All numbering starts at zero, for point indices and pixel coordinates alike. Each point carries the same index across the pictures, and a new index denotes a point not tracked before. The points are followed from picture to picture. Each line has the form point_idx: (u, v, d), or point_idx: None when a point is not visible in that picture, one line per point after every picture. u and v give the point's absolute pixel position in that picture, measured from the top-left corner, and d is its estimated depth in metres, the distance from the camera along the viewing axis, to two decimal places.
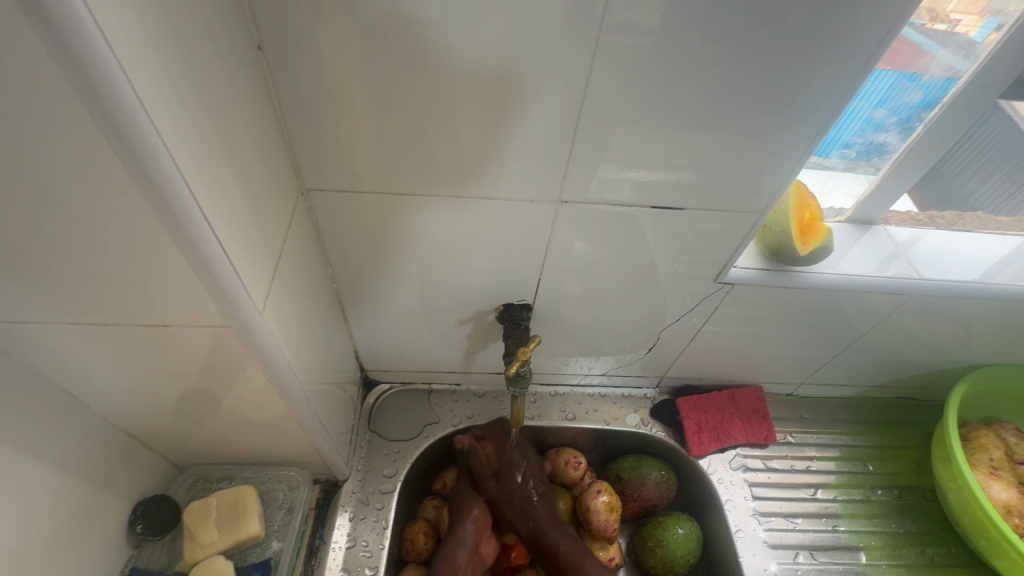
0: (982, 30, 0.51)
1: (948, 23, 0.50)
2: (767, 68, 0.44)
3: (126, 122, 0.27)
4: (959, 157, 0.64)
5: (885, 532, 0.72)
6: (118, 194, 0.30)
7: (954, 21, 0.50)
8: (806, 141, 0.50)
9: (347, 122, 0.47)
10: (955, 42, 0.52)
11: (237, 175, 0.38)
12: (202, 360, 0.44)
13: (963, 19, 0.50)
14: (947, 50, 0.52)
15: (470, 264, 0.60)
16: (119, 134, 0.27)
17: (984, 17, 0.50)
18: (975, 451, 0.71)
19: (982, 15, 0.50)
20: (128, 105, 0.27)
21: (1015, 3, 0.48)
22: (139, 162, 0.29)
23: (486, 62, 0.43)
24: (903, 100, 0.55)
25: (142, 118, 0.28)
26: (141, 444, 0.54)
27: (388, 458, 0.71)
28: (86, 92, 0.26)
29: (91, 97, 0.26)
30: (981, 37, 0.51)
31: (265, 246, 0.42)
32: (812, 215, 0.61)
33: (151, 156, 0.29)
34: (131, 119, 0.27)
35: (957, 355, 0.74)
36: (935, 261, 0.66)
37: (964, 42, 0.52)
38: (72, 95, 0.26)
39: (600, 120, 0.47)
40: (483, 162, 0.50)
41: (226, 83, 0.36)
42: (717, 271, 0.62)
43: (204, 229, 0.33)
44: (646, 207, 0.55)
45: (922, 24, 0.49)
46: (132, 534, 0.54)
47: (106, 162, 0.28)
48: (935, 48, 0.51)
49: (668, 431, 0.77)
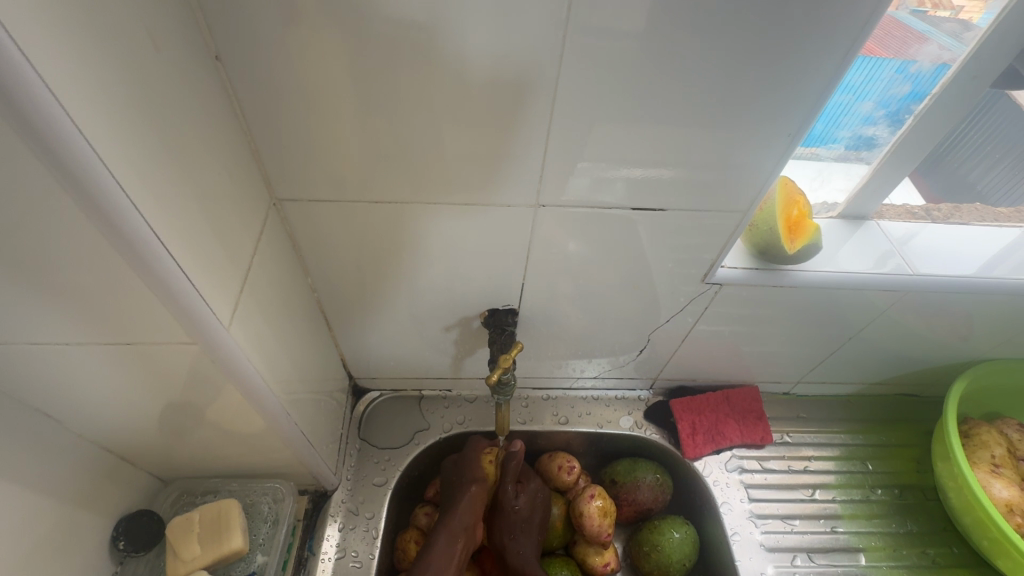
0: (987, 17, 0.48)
1: (950, 10, 0.49)
2: (741, 63, 0.43)
3: (57, 143, 0.26)
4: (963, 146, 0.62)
5: (886, 533, 0.71)
6: (59, 216, 0.29)
7: (956, 8, 0.48)
8: (788, 138, 0.49)
9: (315, 130, 0.46)
10: (945, 25, 0.49)
11: (196, 189, 0.37)
12: (174, 376, 0.43)
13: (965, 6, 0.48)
14: (938, 35, 0.50)
15: (453, 271, 0.59)
16: (52, 154, 0.26)
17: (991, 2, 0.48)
18: (977, 448, 0.70)
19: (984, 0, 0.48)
20: (58, 124, 0.26)
21: None
22: (78, 182, 0.28)
23: (448, 66, 0.42)
24: (892, 92, 0.53)
25: (76, 138, 0.27)
26: (121, 460, 0.53)
27: (378, 467, 0.70)
28: (10, 112, 0.25)
29: (16, 118, 0.25)
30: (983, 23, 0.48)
31: (232, 260, 0.41)
32: (801, 212, 0.59)
33: (89, 176, 0.28)
34: (64, 138, 0.26)
35: (956, 350, 0.73)
36: (931, 255, 0.64)
37: (954, 26, 0.50)
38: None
39: (574, 121, 0.46)
40: (457, 167, 0.49)
41: (177, 94, 0.35)
42: (705, 271, 0.61)
43: (157, 246, 0.33)
44: (628, 208, 0.54)
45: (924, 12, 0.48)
46: (116, 551, 0.54)
47: (44, 183, 0.28)
48: (928, 34, 0.50)
49: (662, 433, 0.76)
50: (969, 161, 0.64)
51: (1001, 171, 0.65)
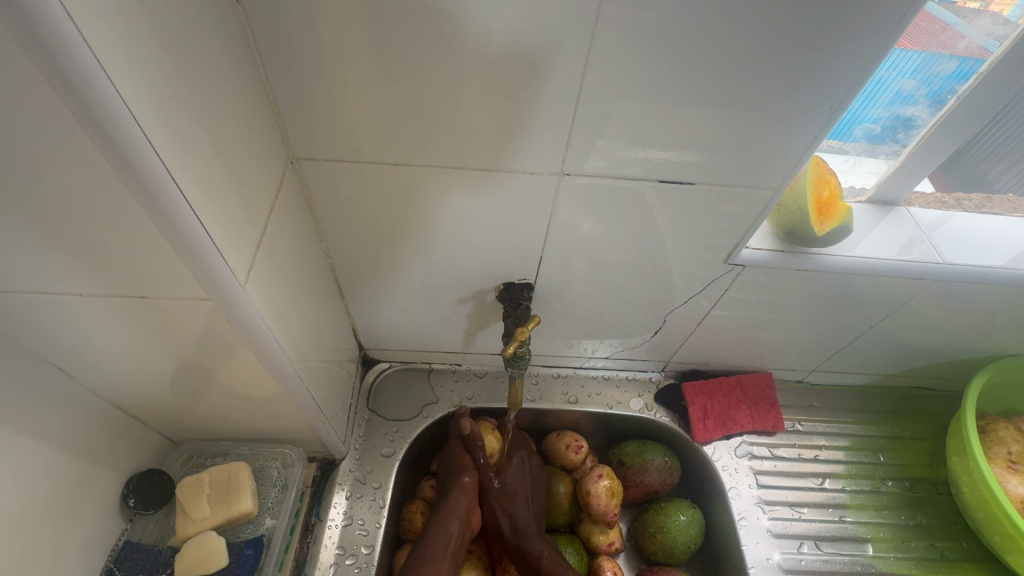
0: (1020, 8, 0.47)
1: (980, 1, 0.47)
2: (785, 32, 0.40)
3: (75, 80, 0.25)
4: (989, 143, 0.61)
5: (894, 525, 0.71)
6: (79, 160, 0.28)
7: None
8: (828, 110, 0.46)
9: (335, 87, 0.44)
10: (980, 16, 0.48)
11: (216, 143, 0.36)
12: (186, 334, 0.42)
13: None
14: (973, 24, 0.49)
15: (470, 242, 0.58)
16: (71, 88, 0.25)
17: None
18: (993, 444, 0.69)
19: None
20: (77, 61, 0.25)
21: None
22: (98, 125, 0.27)
23: (476, 21, 0.40)
24: (937, 70, 0.51)
25: (95, 73, 0.25)
26: (132, 418, 0.53)
27: (386, 438, 0.70)
28: (28, 37, 0.23)
29: (35, 44, 0.24)
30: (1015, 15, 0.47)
31: (249, 219, 0.40)
32: (832, 193, 0.57)
33: (108, 118, 0.27)
34: (85, 76, 0.25)
35: (978, 344, 0.71)
36: (960, 245, 0.62)
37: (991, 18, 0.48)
38: (9, 38, 0.23)
39: (605, 88, 0.44)
40: (479, 134, 0.47)
41: (197, 39, 0.34)
42: (728, 252, 0.59)
43: (175, 194, 0.31)
44: (655, 181, 0.52)
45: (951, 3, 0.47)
46: (126, 508, 0.54)
47: (61, 123, 0.27)
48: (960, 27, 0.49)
49: (672, 416, 0.75)
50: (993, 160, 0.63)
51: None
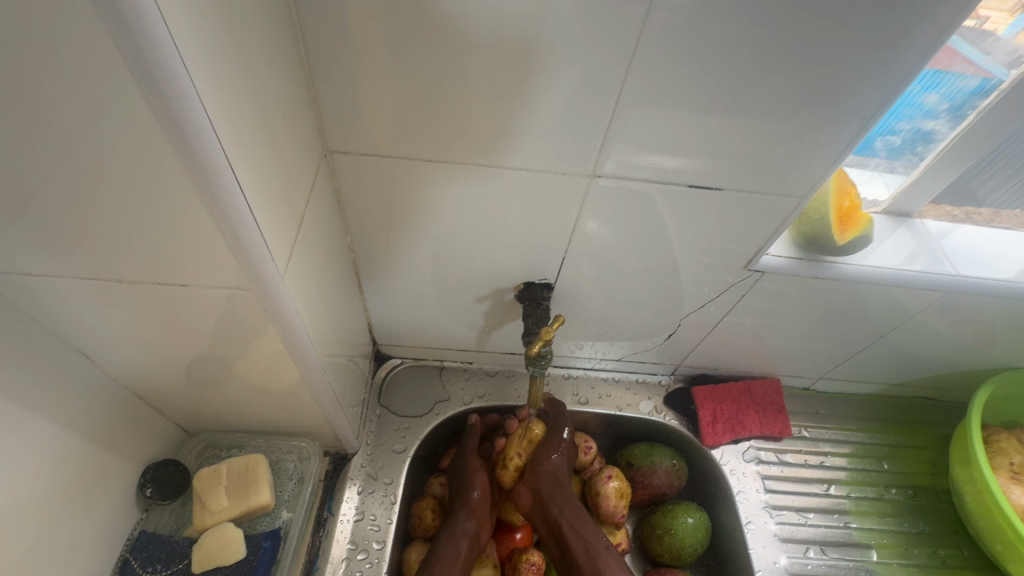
0: (1010, 28, 0.49)
1: (978, 20, 0.48)
2: (825, 44, 0.41)
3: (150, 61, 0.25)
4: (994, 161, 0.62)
5: (898, 532, 0.72)
6: (142, 140, 0.29)
7: (984, 17, 0.48)
8: (861, 121, 0.46)
9: (374, 82, 0.44)
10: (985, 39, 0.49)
11: (264, 132, 0.36)
12: (216, 323, 0.42)
13: (992, 16, 0.48)
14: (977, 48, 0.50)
15: (492, 241, 0.58)
16: (144, 67, 0.25)
17: (1013, 14, 0.48)
18: (996, 454, 0.70)
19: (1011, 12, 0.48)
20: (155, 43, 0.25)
21: None
22: (167, 106, 0.27)
23: (522, 19, 0.40)
24: (959, 85, 0.52)
25: (171, 56, 0.26)
26: (149, 407, 0.53)
27: (398, 434, 0.70)
28: (111, 15, 0.24)
29: (116, 21, 0.24)
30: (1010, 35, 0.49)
31: (288, 210, 0.40)
32: (852, 203, 0.58)
33: (177, 100, 0.27)
34: (159, 58, 0.25)
35: (983, 356, 0.72)
36: (970, 258, 0.63)
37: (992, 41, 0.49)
38: (92, 13, 0.24)
39: (641, 92, 0.45)
40: (513, 133, 0.48)
41: (252, 27, 0.34)
42: (748, 258, 0.60)
43: (229, 182, 0.32)
44: (681, 185, 0.52)
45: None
46: (142, 497, 0.54)
47: (131, 103, 0.27)
48: (961, 47, 0.49)
49: (681, 419, 0.76)
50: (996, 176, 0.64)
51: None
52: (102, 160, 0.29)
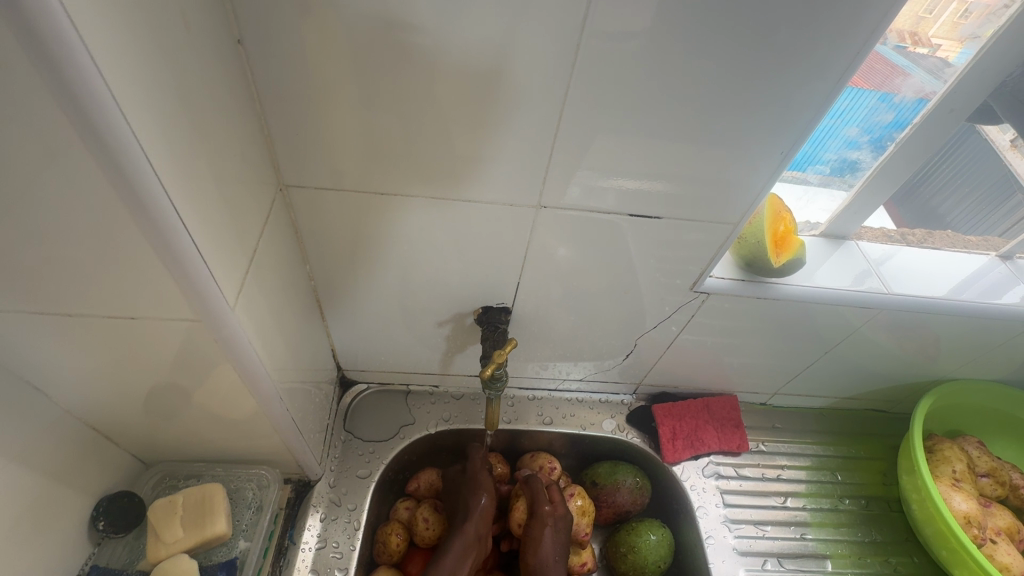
0: (962, 56, 0.52)
1: (930, 47, 0.52)
2: (741, 84, 0.45)
3: (92, 106, 0.27)
4: (936, 177, 0.67)
5: (851, 541, 0.74)
6: (84, 180, 0.30)
7: (935, 45, 0.52)
8: (781, 155, 0.51)
9: (325, 120, 0.47)
10: (933, 62, 0.53)
11: (213, 168, 0.38)
12: (170, 354, 0.43)
13: (943, 44, 0.52)
14: (921, 68, 0.53)
15: (449, 267, 0.60)
16: (88, 120, 0.27)
17: (963, 44, 0.51)
18: (939, 462, 0.74)
19: (959, 41, 0.51)
20: (97, 90, 0.27)
21: (990, 29, 0.49)
22: (108, 149, 0.29)
23: (463, 62, 0.43)
24: (877, 119, 0.56)
25: (114, 109, 0.28)
26: (104, 439, 0.53)
27: (362, 459, 0.70)
28: (54, 77, 0.26)
29: (59, 82, 0.26)
30: (960, 61, 0.52)
31: (240, 243, 0.42)
32: (787, 228, 0.62)
33: (119, 142, 0.29)
34: (102, 111, 0.27)
35: (924, 369, 0.76)
36: (903, 276, 0.67)
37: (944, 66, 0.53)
38: (37, 75, 0.26)
39: (579, 127, 0.48)
40: (463, 166, 0.50)
41: (197, 74, 0.36)
42: (694, 280, 0.63)
43: (175, 221, 0.33)
44: (625, 214, 0.56)
45: (904, 48, 0.51)
46: (95, 531, 0.53)
47: (72, 147, 0.28)
48: (911, 69, 0.53)
49: (643, 437, 0.78)
50: (939, 194, 0.69)
51: (966, 205, 0.70)
52: (47, 202, 0.31)
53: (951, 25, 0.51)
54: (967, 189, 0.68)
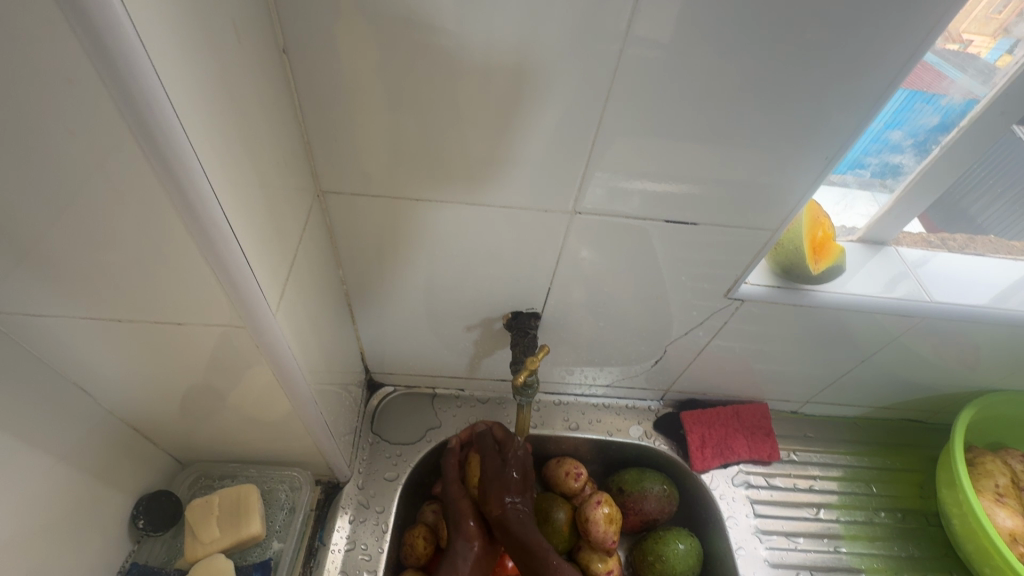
0: (994, 51, 0.50)
1: (961, 43, 0.50)
2: (784, 89, 0.44)
3: (152, 116, 0.28)
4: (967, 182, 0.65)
5: (887, 555, 0.72)
6: (139, 187, 0.31)
7: (967, 41, 0.50)
8: (824, 159, 0.50)
9: (363, 127, 0.47)
10: (970, 65, 0.51)
11: (259, 175, 0.38)
12: (211, 357, 0.44)
13: (975, 40, 0.50)
14: (964, 74, 0.52)
15: (480, 272, 0.60)
16: (147, 131, 0.28)
17: (996, 38, 0.50)
18: (981, 476, 0.71)
19: (992, 37, 0.49)
20: (157, 101, 0.27)
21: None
22: (163, 156, 0.29)
23: (503, 70, 0.43)
24: (919, 122, 0.55)
25: (172, 121, 0.28)
26: (144, 438, 0.54)
27: (390, 461, 0.71)
28: (118, 89, 0.26)
29: (122, 94, 0.27)
30: (993, 60, 0.51)
31: (282, 248, 0.43)
32: (825, 233, 0.61)
33: (174, 150, 0.29)
34: (160, 122, 0.28)
35: (964, 379, 0.74)
36: (944, 283, 0.65)
37: (978, 67, 0.51)
38: (102, 89, 0.26)
39: (615, 132, 0.48)
40: (497, 172, 0.50)
41: (246, 84, 0.36)
42: (727, 287, 0.62)
43: (225, 228, 0.34)
44: (657, 220, 0.55)
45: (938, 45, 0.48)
46: (134, 529, 0.54)
47: (129, 155, 0.29)
48: (951, 72, 0.51)
49: (671, 444, 0.77)
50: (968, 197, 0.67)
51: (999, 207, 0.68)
52: (103, 208, 0.31)
53: (981, 21, 0.49)
54: (1000, 189, 0.66)
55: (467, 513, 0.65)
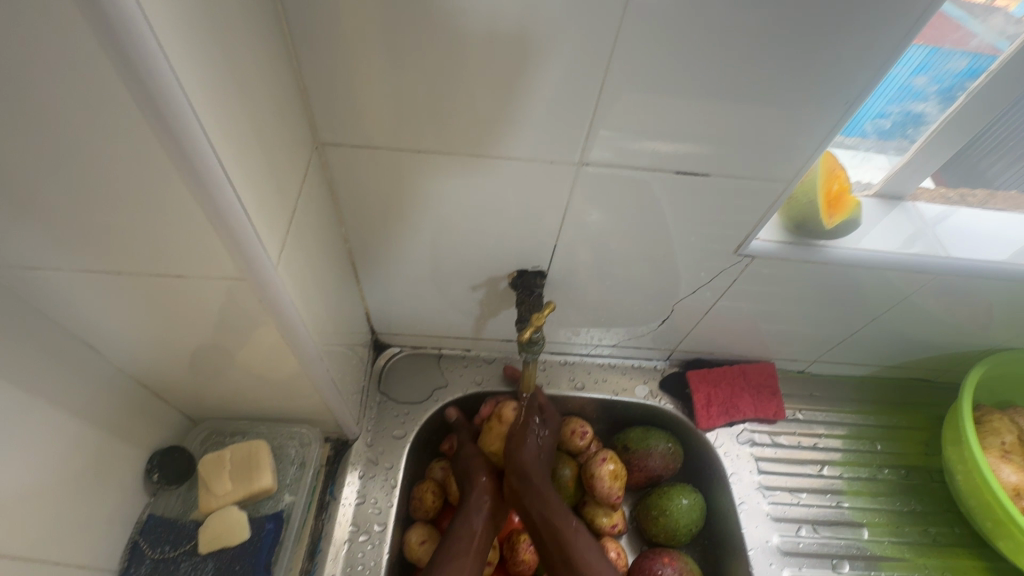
0: None
1: None
2: (807, 30, 0.41)
3: (137, 54, 0.26)
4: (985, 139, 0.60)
5: (889, 510, 0.73)
6: (128, 133, 0.29)
7: None
8: (846, 106, 0.47)
9: (361, 77, 0.45)
10: (995, 15, 0.49)
11: (253, 124, 0.37)
12: (214, 314, 0.44)
13: None
14: (986, 24, 0.49)
15: (484, 230, 0.59)
16: (133, 69, 0.26)
17: None
18: (988, 434, 0.71)
19: None
20: (141, 38, 0.26)
21: None
22: (153, 100, 0.28)
23: (505, 13, 0.41)
24: (947, 67, 0.52)
25: (160, 61, 0.27)
26: (155, 395, 0.55)
27: (398, 420, 0.72)
28: (98, 22, 0.25)
29: (104, 28, 0.25)
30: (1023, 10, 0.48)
31: (281, 202, 0.42)
32: (842, 186, 0.59)
33: (163, 93, 0.28)
34: (146, 61, 0.26)
35: (977, 338, 0.73)
36: (962, 239, 0.63)
37: (1005, 17, 0.49)
38: (82, 20, 0.25)
39: (625, 81, 0.45)
40: (500, 126, 0.49)
41: (236, 28, 0.34)
42: (738, 242, 0.60)
43: (220, 178, 0.33)
44: (669, 172, 0.53)
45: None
46: (150, 482, 0.56)
47: (115, 94, 0.28)
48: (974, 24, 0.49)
49: (676, 403, 0.77)
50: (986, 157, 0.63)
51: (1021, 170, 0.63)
52: (95, 155, 0.30)
53: None
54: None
55: (482, 467, 0.67)
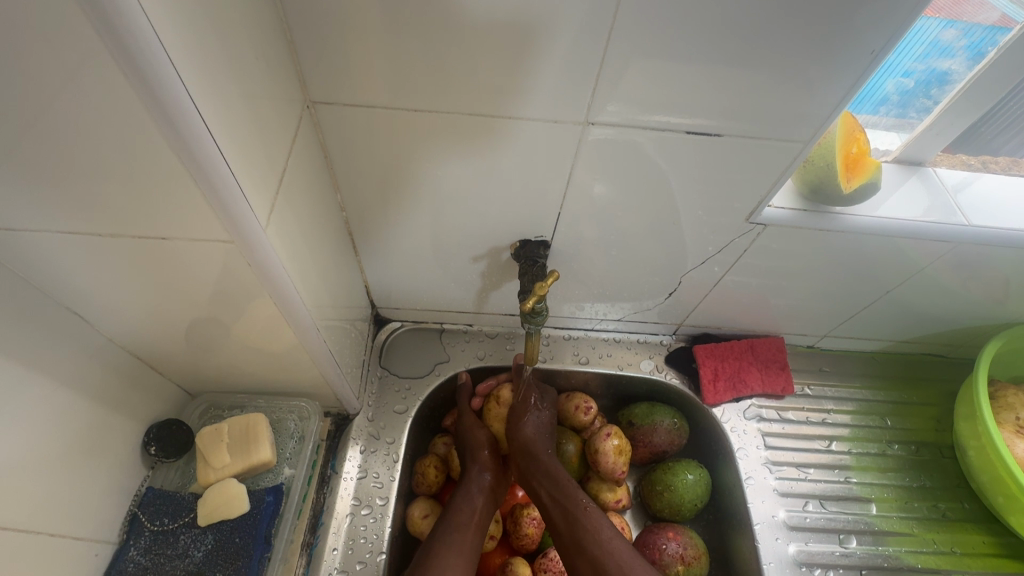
0: None
1: None
2: None
3: None
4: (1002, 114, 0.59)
5: (898, 486, 0.72)
6: (98, 78, 0.28)
7: None
8: (871, 55, 0.43)
9: (352, 31, 0.42)
10: None
11: (235, 76, 0.35)
12: (205, 283, 0.42)
13: None
14: None
15: (484, 199, 0.57)
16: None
17: None
18: (1002, 409, 0.70)
19: None
20: None
21: None
22: (120, 38, 0.26)
23: None
24: (977, 20, 0.50)
25: None
26: (149, 368, 0.54)
27: (399, 395, 0.71)
28: None
29: None
30: None
31: (269, 162, 0.40)
32: (861, 149, 0.56)
33: (129, 27, 0.26)
34: None
35: (994, 312, 0.71)
36: (985, 207, 0.60)
37: None
38: None
39: (634, 33, 0.42)
40: (500, 86, 0.46)
41: None
42: (750, 210, 0.57)
43: (199, 127, 0.31)
44: (681, 130, 0.49)
45: None
46: (147, 455, 0.55)
47: (79, 33, 0.26)
48: None
49: (682, 377, 0.76)
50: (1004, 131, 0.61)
51: None
52: (67, 107, 0.29)
53: None
54: None
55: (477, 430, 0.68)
